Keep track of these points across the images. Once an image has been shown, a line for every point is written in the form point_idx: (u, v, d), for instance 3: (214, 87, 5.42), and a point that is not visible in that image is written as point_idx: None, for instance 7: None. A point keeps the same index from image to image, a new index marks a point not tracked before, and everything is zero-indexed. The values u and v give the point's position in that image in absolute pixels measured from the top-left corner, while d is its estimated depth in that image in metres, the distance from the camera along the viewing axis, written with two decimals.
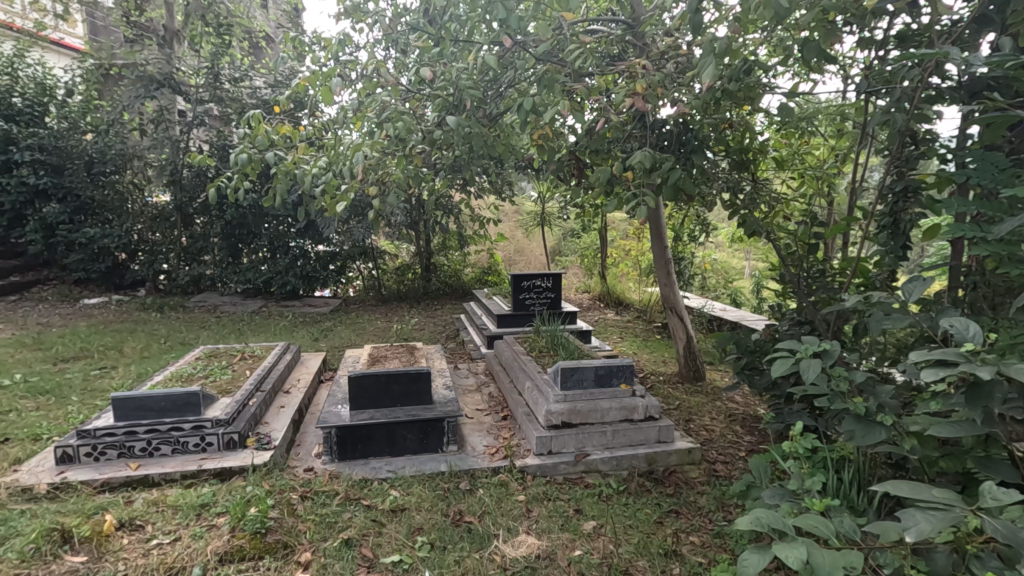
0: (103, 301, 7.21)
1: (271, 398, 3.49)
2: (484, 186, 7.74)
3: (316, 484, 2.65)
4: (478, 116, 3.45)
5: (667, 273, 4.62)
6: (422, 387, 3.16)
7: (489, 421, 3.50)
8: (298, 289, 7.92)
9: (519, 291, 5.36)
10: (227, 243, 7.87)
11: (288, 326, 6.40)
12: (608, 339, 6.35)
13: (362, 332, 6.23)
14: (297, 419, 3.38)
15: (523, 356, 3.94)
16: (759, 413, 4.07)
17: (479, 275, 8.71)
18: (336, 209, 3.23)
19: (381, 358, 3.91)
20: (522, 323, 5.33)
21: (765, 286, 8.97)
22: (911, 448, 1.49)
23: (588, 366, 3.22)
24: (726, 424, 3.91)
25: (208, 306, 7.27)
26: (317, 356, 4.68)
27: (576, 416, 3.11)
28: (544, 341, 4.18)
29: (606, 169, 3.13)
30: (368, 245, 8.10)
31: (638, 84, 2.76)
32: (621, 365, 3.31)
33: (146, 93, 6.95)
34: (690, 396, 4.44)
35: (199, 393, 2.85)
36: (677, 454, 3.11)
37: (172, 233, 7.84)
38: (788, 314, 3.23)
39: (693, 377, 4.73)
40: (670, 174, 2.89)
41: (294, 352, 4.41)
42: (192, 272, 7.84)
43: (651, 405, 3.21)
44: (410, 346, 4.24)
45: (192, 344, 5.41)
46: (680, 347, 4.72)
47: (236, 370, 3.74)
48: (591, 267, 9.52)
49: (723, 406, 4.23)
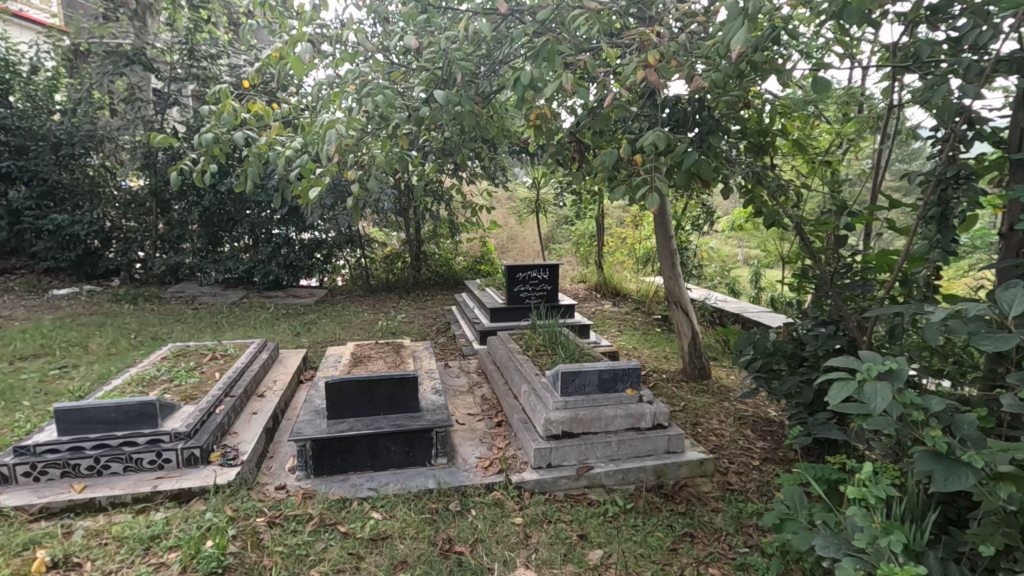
0: (73, 291, 6.82)
1: (242, 403, 3.18)
2: (476, 171, 7.40)
3: (287, 506, 2.35)
4: (469, 92, 3.12)
5: (672, 265, 4.34)
6: (407, 394, 2.86)
7: (481, 428, 3.21)
8: (281, 279, 7.58)
9: (513, 283, 5.04)
10: (206, 231, 7.49)
11: (269, 318, 6.07)
12: (607, 332, 6.07)
13: (347, 325, 5.91)
14: (271, 428, 3.07)
15: (519, 356, 3.65)
16: (771, 415, 3.82)
17: (471, 264, 8.41)
18: (310, 196, 2.91)
19: (365, 358, 3.60)
20: (515, 317, 5.04)
21: (764, 276, 8.76)
22: (1008, 497, 1.22)
23: (590, 370, 2.91)
24: (736, 427, 3.65)
25: (185, 297, 6.91)
26: (298, 353, 4.37)
27: (578, 424, 2.82)
28: (542, 338, 3.88)
29: (612, 152, 2.82)
30: (355, 233, 7.76)
31: (650, 53, 2.43)
32: (627, 368, 2.99)
33: (115, 69, 6.56)
34: (695, 396, 4.18)
35: (156, 403, 2.53)
36: (688, 465, 2.85)
37: (147, 221, 7.44)
38: (809, 313, 2.96)
39: (699, 375, 4.47)
40: (685, 157, 2.59)
41: (272, 350, 4.09)
42: (169, 261, 7.48)
43: (659, 411, 2.93)
44: (396, 343, 3.93)
45: (165, 339, 5.08)
46: (685, 343, 4.45)
47: (205, 372, 3.42)
48: (587, 256, 9.26)
49: (732, 408, 3.97)
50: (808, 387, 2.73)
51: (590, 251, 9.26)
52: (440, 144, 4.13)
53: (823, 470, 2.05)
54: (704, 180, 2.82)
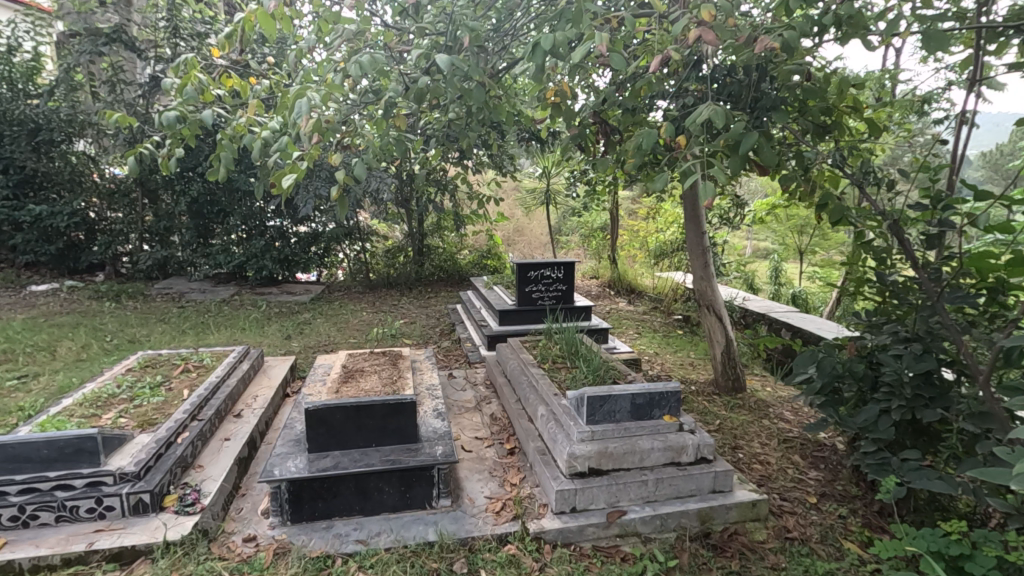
0: (52, 287, 6.39)
1: (213, 427, 2.73)
2: (483, 160, 6.93)
3: (253, 569, 1.91)
4: (477, 62, 2.63)
5: (705, 265, 3.86)
6: (403, 422, 2.41)
7: (491, 457, 2.75)
8: (275, 274, 7.13)
9: (525, 282, 4.56)
10: (196, 222, 7.05)
11: (260, 318, 5.63)
12: (624, 335, 5.61)
13: (344, 326, 5.47)
14: (245, 457, 2.62)
15: (533, 370, 3.18)
16: (821, 438, 3.35)
17: (477, 259, 7.94)
18: (279, 187, 2.21)
19: (357, 371, 3.13)
20: (528, 321, 4.58)
21: (787, 271, 8.25)
22: None
23: (622, 394, 2.44)
24: (782, 452, 3.18)
25: (172, 294, 6.48)
26: (285, 361, 3.91)
27: (607, 460, 2.36)
28: (559, 348, 3.40)
29: (651, 133, 2.33)
30: (353, 226, 7.29)
31: (706, 5, 1.92)
32: (664, 392, 2.52)
33: (93, 48, 6.10)
34: (730, 412, 3.71)
35: (98, 437, 2.09)
36: (738, 508, 2.38)
37: (133, 212, 7.00)
38: (884, 327, 2.47)
39: (733, 388, 3.99)
40: (745, 138, 2.10)
41: (254, 359, 3.63)
42: (156, 255, 7.03)
43: (704, 443, 2.46)
44: (393, 352, 3.47)
45: (143, 342, 4.64)
46: (718, 352, 3.97)
47: (173, 388, 2.96)
48: (599, 249, 8.78)
49: (774, 428, 3.50)
50: (888, 418, 2.27)
51: (602, 245, 8.80)
52: (443, 127, 3.65)
53: (935, 541, 1.67)
54: (763, 167, 2.33)
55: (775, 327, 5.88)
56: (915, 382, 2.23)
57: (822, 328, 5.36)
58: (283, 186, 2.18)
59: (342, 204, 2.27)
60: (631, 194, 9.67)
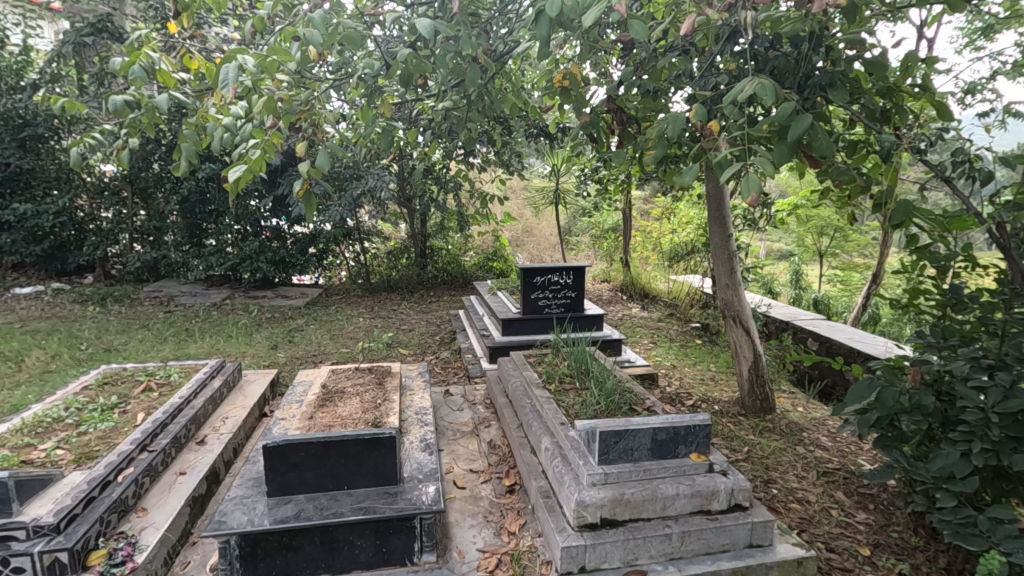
0: (37, 290, 6.10)
1: (168, 458, 2.37)
2: (488, 157, 6.59)
3: None
4: (470, 33, 2.26)
5: (731, 272, 3.45)
6: (381, 461, 2.04)
7: (486, 498, 2.36)
8: (270, 276, 6.82)
9: (530, 288, 4.18)
10: (188, 222, 6.75)
11: (249, 324, 5.31)
12: (638, 345, 5.20)
13: (338, 333, 5.13)
14: (200, 497, 2.26)
15: (538, 391, 2.79)
16: (865, 471, 2.94)
17: (482, 261, 7.60)
18: (226, 180, 1.75)
19: (339, 392, 2.77)
20: (533, 330, 4.21)
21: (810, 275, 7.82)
22: None
23: (641, 429, 2.06)
24: (823, 488, 2.77)
25: (161, 297, 6.18)
26: (265, 376, 3.57)
27: (623, 508, 1.98)
28: (567, 366, 3.00)
29: (678, 118, 1.93)
30: (352, 226, 6.97)
31: None
32: (690, 426, 2.13)
33: (79, 39, 5.85)
34: (760, 438, 3.30)
35: (13, 481, 1.75)
36: (781, 568, 1.97)
37: (123, 211, 6.71)
38: (959, 350, 2.05)
39: (762, 409, 3.58)
40: (796, 120, 1.70)
41: (230, 374, 3.28)
42: (147, 256, 6.73)
43: (738, 488, 2.06)
44: (382, 369, 3.10)
45: (120, 350, 4.33)
46: (745, 369, 3.55)
47: (129, 410, 2.61)
48: (612, 251, 8.40)
49: (810, 458, 3.09)
50: (967, 464, 1.86)
51: (614, 246, 8.41)
52: (439, 118, 3.27)
53: None
54: (813, 158, 1.93)
55: (801, 336, 5.47)
56: (1004, 421, 1.81)
57: (854, 340, 4.95)
58: (227, 178, 1.72)
59: (311, 223, 1.81)
60: (643, 193, 9.25)
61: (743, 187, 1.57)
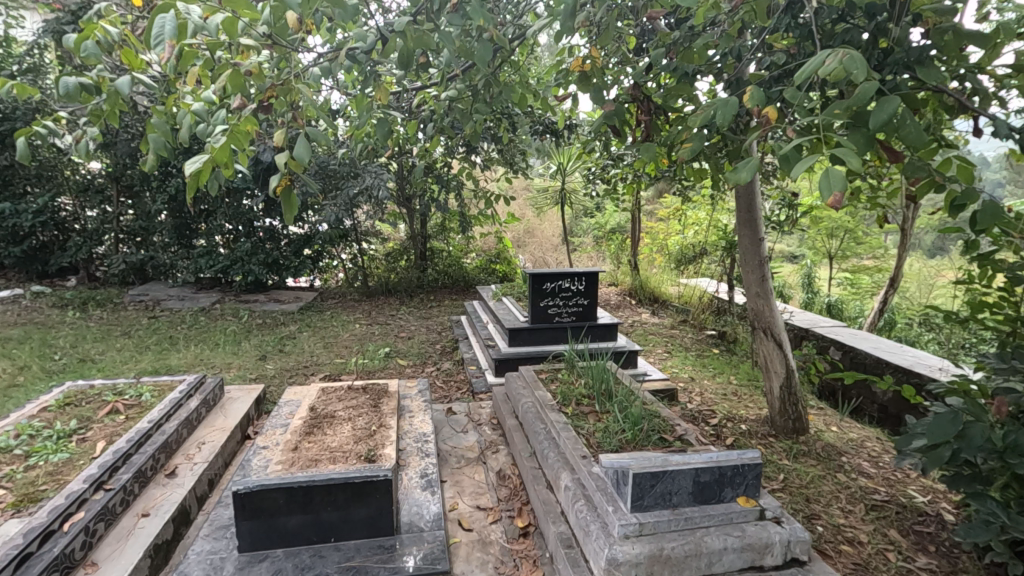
0: (15, 294, 5.77)
1: (130, 496, 2.06)
2: (491, 155, 6.31)
3: None
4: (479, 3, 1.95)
5: (762, 280, 3.16)
6: (374, 508, 1.76)
7: (497, 543, 2.05)
8: (263, 279, 6.49)
9: (540, 296, 3.86)
10: (176, 222, 6.43)
11: (239, 330, 5.00)
12: (651, 355, 4.89)
13: (333, 341, 4.81)
14: (166, 544, 1.95)
15: (554, 415, 2.48)
16: (918, 504, 2.63)
17: (485, 263, 7.30)
18: (185, 174, 1.42)
19: (329, 416, 2.45)
20: (544, 342, 3.89)
21: (824, 279, 7.53)
22: None
23: (681, 469, 1.76)
24: (874, 525, 2.46)
25: (147, 301, 5.85)
26: (251, 391, 3.26)
27: (662, 567, 1.65)
28: (585, 385, 2.70)
29: (729, 105, 1.62)
30: (349, 227, 6.67)
31: None
32: (739, 466, 1.81)
33: (60, 27, 5.55)
34: (796, 463, 2.98)
35: None
36: None
37: (108, 211, 6.40)
38: None
39: (795, 430, 3.26)
40: (883, 104, 1.39)
41: (211, 391, 2.97)
42: (133, 257, 6.40)
43: (795, 539, 1.74)
44: (378, 388, 2.79)
45: (96, 360, 4.01)
46: (776, 385, 3.24)
47: (89, 437, 2.29)
48: (619, 253, 8.09)
49: (854, 488, 2.78)
50: None
51: (621, 248, 8.11)
52: (441, 109, 2.95)
53: None
54: (890, 151, 1.61)
55: (821, 345, 5.17)
56: None
57: (881, 351, 4.69)
58: (183, 172, 1.37)
59: (293, 219, 1.49)
60: (649, 193, 8.96)
61: (820, 184, 1.26)
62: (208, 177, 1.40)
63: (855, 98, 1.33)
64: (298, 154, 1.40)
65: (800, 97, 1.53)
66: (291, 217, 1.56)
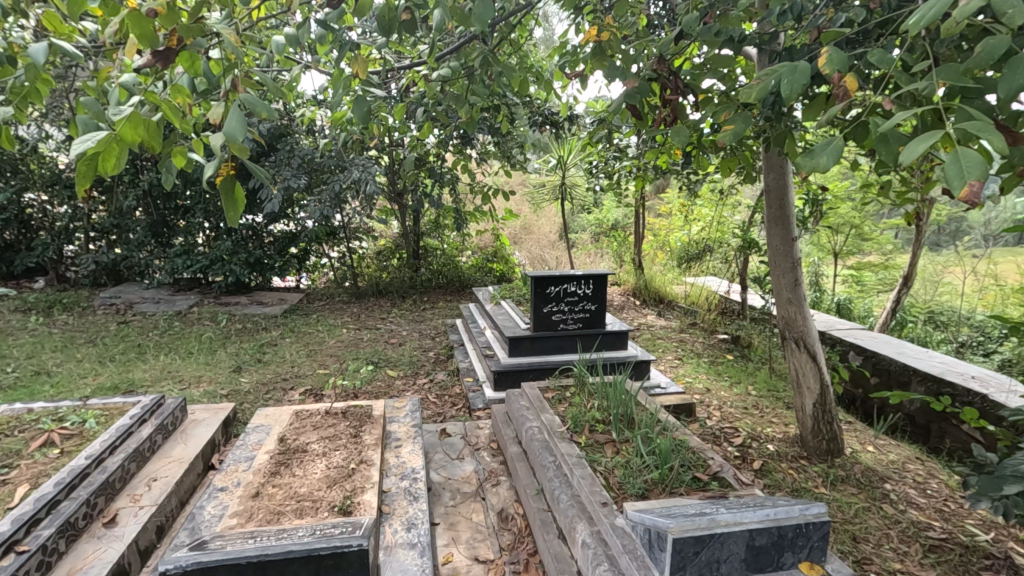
0: None
1: (51, 557, 1.69)
2: (487, 148, 5.95)
3: None
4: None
5: (795, 284, 2.81)
6: None
7: None
8: (245, 280, 6.10)
9: (543, 301, 3.50)
10: (152, 219, 6.03)
11: (215, 337, 4.62)
12: (662, 362, 4.53)
13: (317, 349, 4.43)
14: None
15: (566, 446, 2.12)
16: (982, 544, 2.30)
17: (481, 262, 6.94)
18: (78, 161, 1.02)
19: (301, 449, 2.08)
20: (547, 351, 3.53)
21: (834, 278, 7.21)
22: None
23: (731, 531, 1.41)
24: (937, 572, 2.12)
25: (118, 305, 5.45)
26: (220, 411, 2.88)
27: None
28: (599, 410, 2.34)
29: (798, 73, 1.27)
30: (337, 225, 6.29)
31: None
32: (803, 524, 1.46)
33: None
34: (835, 493, 2.63)
35: None
36: None
37: (78, 207, 6.00)
38: None
39: (829, 452, 2.91)
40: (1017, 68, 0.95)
41: (171, 414, 2.60)
42: (105, 257, 5.99)
43: None
44: (361, 412, 2.42)
45: (52, 372, 3.63)
46: (809, 402, 2.89)
47: (9, 479, 1.91)
48: (621, 251, 7.74)
49: (906, 523, 2.43)
50: None
51: (623, 246, 7.76)
52: (433, 92, 2.56)
53: None
54: (1008, 132, 1.12)
55: (840, 349, 4.84)
56: None
57: (908, 357, 4.35)
58: (68, 155, 0.98)
59: (232, 218, 1.08)
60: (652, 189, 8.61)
61: (948, 173, 0.86)
62: (109, 161, 1.02)
63: (979, 59, 0.96)
64: (229, 131, 1.00)
65: (892, 63, 1.18)
66: (235, 215, 1.15)
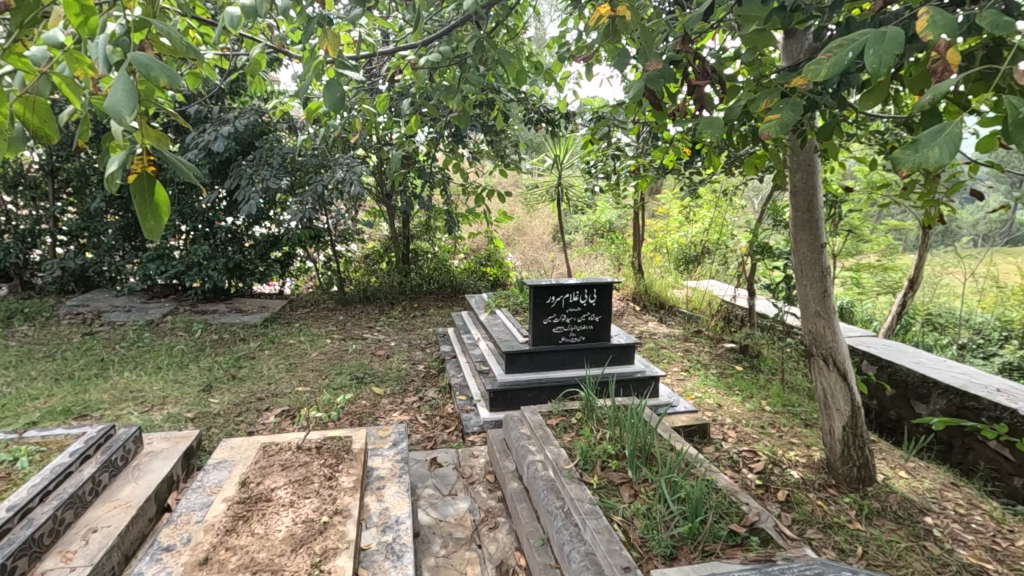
0: None
1: None
2: (480, 146, 5.65)
3: None
4: None
5: (824, 295, 2.53)
6: None
7: None
8: (222, 286, 5.75)
9: (543, 312, 3.21)
10: (123, 222, 5.67)
11: (186, 349, 4.28)
12: (668, 375, 4.25)
13: (298, 363, 4.10)
14: None
15: (576, 490, 1.82)
16: None
17: (474, 266, 6.62)
18: None
19: (263, 497, 1.77)
20: (547, 367, 3.24)
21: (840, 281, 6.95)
22: None
23: None
24: None
25: (85, 313, 5.10)
26: (182, 441, 2.55)
27: None
28: (611, 444, 2.05)
29: (892, 39, 0.97)
30: (322, 228, 5.96)
31: None
32: None
33: None
34: (873, 530, 2.34)
35: None
36: None
37: (44, 209, 5.64)
38: None
39: (860, 480, 2.63)
40: None
41: (121, 447, 2.27)
42: (72, 263, 5.61)
43: None
44: (338, 446, 2.11)
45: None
46: (839, 425, 2.61)
47: None
48: (619, 254, 7.44)
49: (956, 567, 2.14)
50: None
51: (621, 249, 7.46)
52: (420, 81, 2.25)
53: None
54: None
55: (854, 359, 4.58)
56: None
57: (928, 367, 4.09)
58: None
59: (142, 229, 0.76)
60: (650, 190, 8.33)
61: None
62: None
63: None
64: (113, 107, 0.69)
65: (1012, 29, 0.90)
66: (156, 226, 0.82)
